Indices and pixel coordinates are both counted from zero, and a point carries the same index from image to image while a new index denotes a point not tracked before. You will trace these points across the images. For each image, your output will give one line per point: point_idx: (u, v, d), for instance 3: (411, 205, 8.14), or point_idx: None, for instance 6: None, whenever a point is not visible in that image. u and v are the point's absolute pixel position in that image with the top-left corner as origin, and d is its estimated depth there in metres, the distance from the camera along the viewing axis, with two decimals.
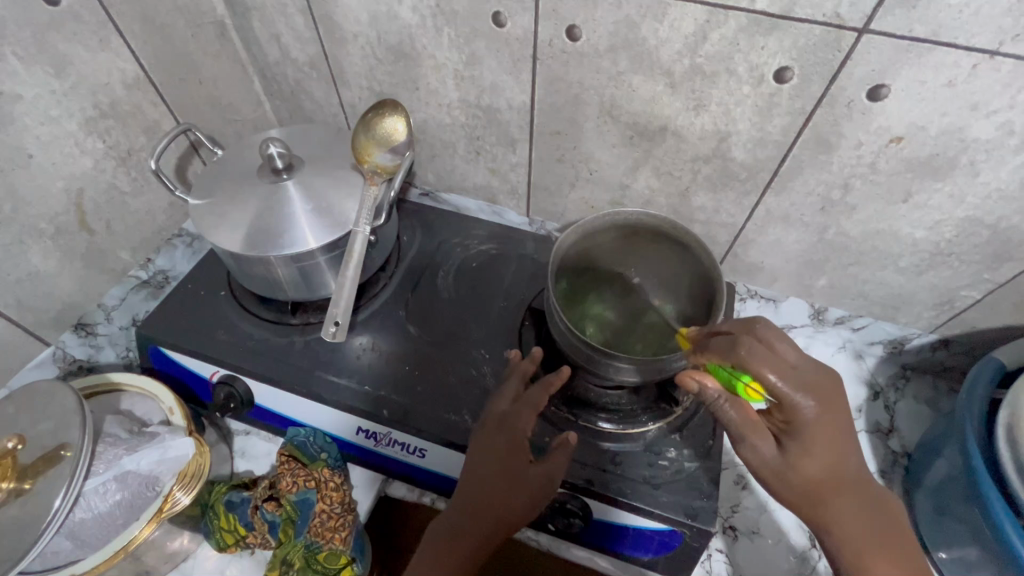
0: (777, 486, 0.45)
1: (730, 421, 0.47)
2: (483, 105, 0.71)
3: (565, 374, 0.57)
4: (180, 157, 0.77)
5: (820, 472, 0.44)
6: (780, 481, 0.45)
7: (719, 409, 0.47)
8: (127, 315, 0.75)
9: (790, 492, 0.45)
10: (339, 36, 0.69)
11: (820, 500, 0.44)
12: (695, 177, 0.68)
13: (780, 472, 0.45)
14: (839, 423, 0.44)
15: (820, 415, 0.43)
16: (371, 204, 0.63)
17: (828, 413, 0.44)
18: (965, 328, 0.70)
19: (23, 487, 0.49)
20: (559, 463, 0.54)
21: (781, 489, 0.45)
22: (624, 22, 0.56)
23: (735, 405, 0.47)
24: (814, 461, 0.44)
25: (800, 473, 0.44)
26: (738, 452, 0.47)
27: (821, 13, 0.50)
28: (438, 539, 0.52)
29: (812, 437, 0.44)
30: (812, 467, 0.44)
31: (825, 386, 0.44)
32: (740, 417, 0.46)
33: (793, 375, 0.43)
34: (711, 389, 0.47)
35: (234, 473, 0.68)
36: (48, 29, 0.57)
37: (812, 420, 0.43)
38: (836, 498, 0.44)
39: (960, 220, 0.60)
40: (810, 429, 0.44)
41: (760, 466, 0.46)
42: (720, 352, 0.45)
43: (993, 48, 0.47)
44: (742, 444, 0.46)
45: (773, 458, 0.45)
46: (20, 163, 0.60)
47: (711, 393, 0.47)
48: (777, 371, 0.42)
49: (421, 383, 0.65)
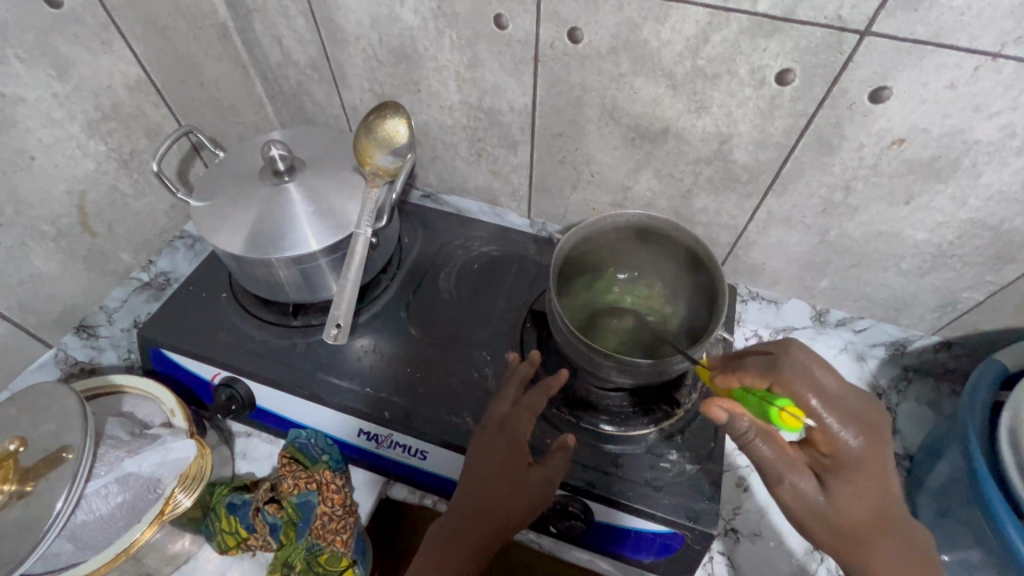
0: (815, 526, 0.46)
1: (764, 453, 0.46)
2: (484, 107, 0.71)
3: (565, 376, 0.57)
4: (182, 159, 0.77)
5: (859, 512, 0.45)
6: (820, 522, 0.45)
7: (751, 445, 0.46)
8: (129, 317, 0.75)
9: (828, 532, 0.45)
10: (340, 38, 0.69)
11: (859, 541, 0.45)
12: (696, 179, 0.68)
13: (822, 513, 0.45)
14: (879, 456, 0.45)
15: (864, 452, 0.45)
16: (373, 206, 0.63)
17: (871, 448, 0.45)
18: (967, 330, 0.70)
19: (25, 489, 0.50)
20: (558, 464, 0.54)
21: (820, 531, 0.46)
22: (626, 24, 0.56)
23: (771, 443, 0.46)
24: (855, 501, 0.44)
25: (841, 514, 0.45)
26: (775, 494, 0.46)
27: (823, 16, 0.50)
28: (440, 547, 0.51)
29: (855, 475, 0.45)
30: (853, 507, 0.45)
31: (867, 419, 0.46)
32: (777, 455, 0.45)
33: (837, 405, 0.45)
34: (742, 419, 0.45)
35: (236, 475, 0.68)
36: (50, 31, 0.57)
37: (855, 457, 0.44)
38: (873, 537, 0.45)
39: (962, 222, 0.60)
40: (854, 466, 0.45)
41: (800, 508, 0.46)
42: (759, 372, 0.46)
43: (995, 50, 0.47)
44: (781, 486, 0.46)
45: (815, 501, 0.45)
46: (22, 165, 0.60)
47: (743, 426, 0.45)
48: (818, 395, 0.44)
49: (423, 385, 0.65)
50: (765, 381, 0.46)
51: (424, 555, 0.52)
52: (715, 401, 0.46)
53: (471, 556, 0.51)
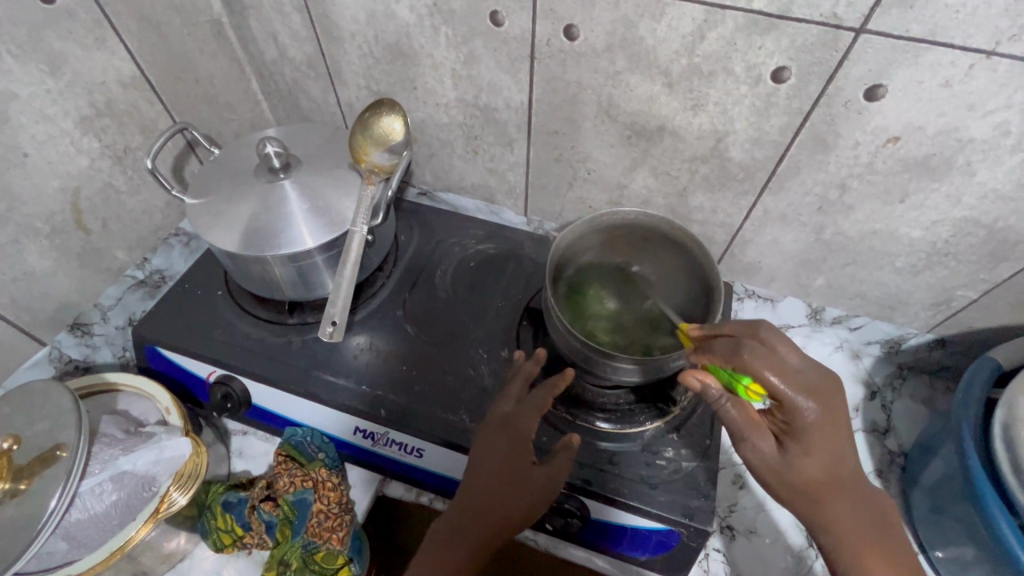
0: (776, 484, 0.46)
1: (730, 418, 0.47)
2: (480, 104, 0.71)
3: (570, 375, 0.57)
4: (177, 156, 0.76)
5: (820, 474, 0.45)
6: (780, 481, 0.46)
7: (721, 410, 0.47)
8: (123, 315, 0.75)
9: (787, 491, 0.46)
10: (336, 35, 0.69)
11: (817, 500, 0.45)
12: (692, 177, 0.68)
13: (782, 473, 0.46)
14: (838, 425, 0.45)
15: (824, 420, 0.44)
16: (369, 203, 0.63)
17: (831, 416, 0.44)
18: (962, 327, 0.71)
19: (18, 487, 0.49)
20: (563, 464, 0.53)
21: (780, 489, 0.46)
22: (622, 21, 0.56)
23: (737, 406, 0.47)
24: (814, 464, 0.45)
25: (801, 475, 0.45)
26: (738, 452, 0.47)
27: (818, 13, 0.50)
28: (439, 541, 0.52)
29: (815, 441, 0.44)
30: (813, 469, 0.45)
31: (828, 389, 0.45)
32: (741, 418, 0.46)
33: (794, 378, 0.44)
34: (713, 390, 0.47)
35: (231, 473, 0.68)
36: (43, 27, 0.57)
37: (815, 425, 0.44)
38: (831, 497, 0.45)
39: (957, 220, 0.60)
40: (814, 433, 0.44)
41: (761, 466, 0.46)
42: (721, 353, 0.45)
43: (990, 49, 0.47)
44: (742, 445, 0.47)
45: (776, 460, 0.46)
46: (15, 162, 0.59)
47: (713, 393, 0.47)
48: (779, 373, 0.43)
49: (418, 382, 0.65)
50: (727, 362, 0.45)
51: (424, 553, 0.52)
52: (691, 371, 0.48)
53: (471, 553, 0.51)
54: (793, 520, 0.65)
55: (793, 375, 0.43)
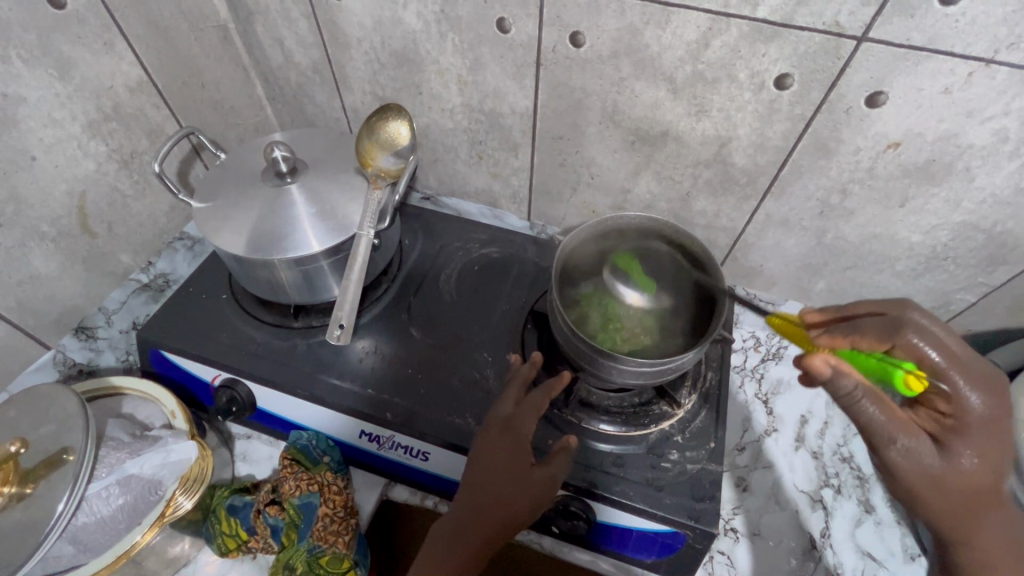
0: (927, 494, 0.43)
1: (874, 421, 0.42)
2: (486, 110, 0.71)
3: (566, 378, 0.58)
4: (183, 160, 0.77)
5: (979, 479, 0.43)
6: (932, 488, 0.43)
7: (856, 407, 0.41)
8: (127, 319, 0.74)
9: (942, 502, 0.43)
10: (343, 40, 0.70)
11: (974, 512, 0.43)
12: (695, 182, 0.69)
13: (939, 479, 0.42)
14: (1001, 429, 0.42)
15: (989, 418, 0.42)
16: (376, 207, 0.63)
17: (993, 420, 0.42)
18: (960, 330, 0.72)
19: (25, 491, 0.49)
20: (560, 464, 0.54)
21: (933, 500, 0.43)
22: (627, 29, 0.57)
23: (878, 404, 0.41)
24: (976, 465, 0.42)
25: (960, 482, 0.43)
26: (885, 455, 0.43)
27: (821, 22, 0.51)
28: (446, 539, 0.52)
29: (978, 438, 0.42)
30: (974, 473, 0.42)
31: (996, 385, 0.43)
32: (885, 418, 0.42)
33: (967, 368, 0.43)
34: (846, 377, 0.40)
35: (235, 477, 0.68)
36: (52, 31, 0.57)
37: (983, 421, 0.42)
38: (989, 512, 0.44)
39: (956, 225, 0.61)
40: (977, 430, 0.42)
41: (917, 470, 0.43)
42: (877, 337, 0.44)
43: (988, 57, 0.48)
44: (893, 446, 0.42)
45: (937, 466, 0.42)
46: (23, 166, 0.59)
47: (849, 383, 0.40)
48: (938, 348, 0.43)
49: (424, 385, 0.65)
50: (883, 344, 0.44)
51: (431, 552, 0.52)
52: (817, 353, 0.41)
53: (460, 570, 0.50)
54: (798, 522, 0.66)
55: (963, 366, 0.42)
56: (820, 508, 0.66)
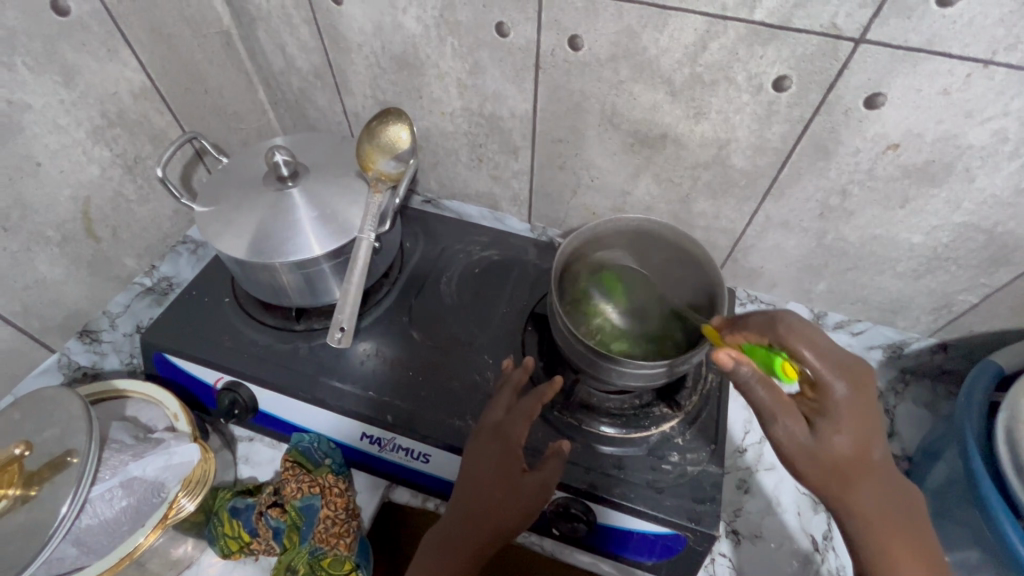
0: (808, 468, 0.45)
1: (760, 403, 0.45)
2: (485, 113, 0.72)
3: (558, 383, 0.57)
4: (186, 165, 0.77)
5: (852, 454, 0.45)
6: (811, 461, 0.45)
7: (750, 389, 0.45)
8: (131, 322, 0.75)
9: (821, 476, 0.45)
10: (343, 45, 0.70)
11: (853, 484, 0.45)
12: (695, 183, 0.69)
13: (815, 453, 0.45)
14: (868, 408, 0.45)
15: (855, 398, 0.45)
16: (376, 211, 0.64)
17: (861, 396, 0.45)
18: (962, 332, 0.71)
19: (29, 494, 0.50)
20: (552, 470, 0.54)
21: (812, 474, 0.45)
22: (625, 32, 0.57)
23: (766, 387, 0.45)
24: (851, 440, 0.45)
25: (831, 456, 0.45)
26: (770, 431, 0.46)
27: (818, 24, 0.51)
28: (432, 548, 0.52)
29: (846, 415, 0.45)
30: (843, 448, 0.45)
31: (858, 371, 0.46)
32: (772, 400, 0.45)
33: (829, 356, 0.45)
34: (744, 368, 0.44)
35: (238, 479, 0.68)
36: (58, 38, 0.58)
37: (846, 401, 0.45)
38: (867, 484, 0.45)
39: (957, 226, 0.61)
40: (845, 411, 0.45)
41: (791, 445, 0.45)
42: (759, 329, 0.48)
43: (986, 58, 0.48)
44: (776, 423, 0.45)
45: (807, 439, 0.45)
46: (28, 171, 0.60)
47: (745, 372, 0.44)
48: (811, 347, 0.45)
49: (425, 388, 0.65)
50: (763, 337, 0.47)
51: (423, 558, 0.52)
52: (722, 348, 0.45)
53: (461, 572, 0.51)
54: (800, 524, 0.65)
55: (831, 355, 0.45)
56: (822, 510, 0.66)
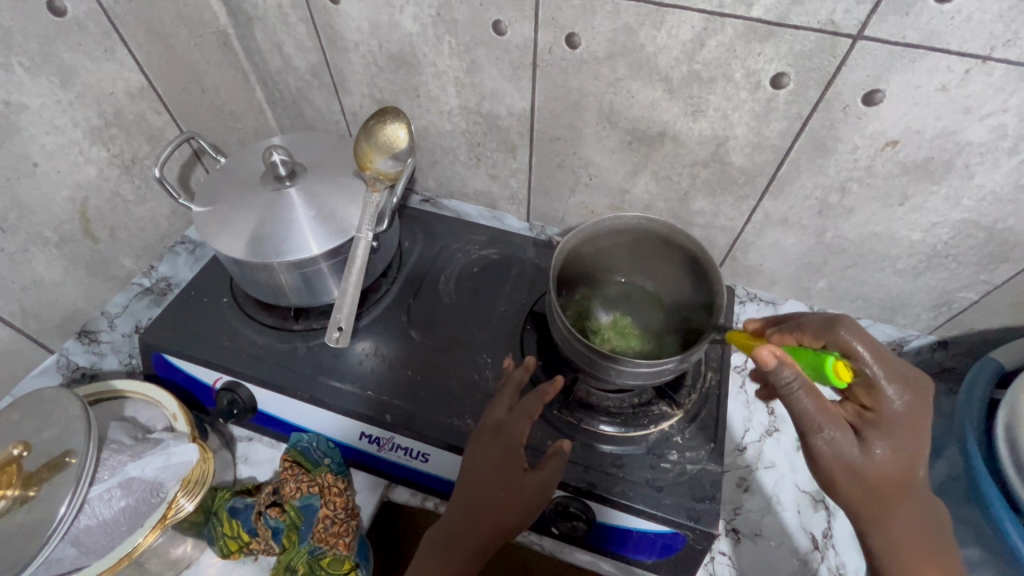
0: (845, 480, 0.46)
1: (804, 411, 0.45)
2: (483, 111, 0.71)
3: (560, 384, 0.57)
4: (184, 165, 0.77)
5: (890, 469, 0.46)
6: (849, 475, 0.46)
7: (792, 397, 0.44)
8: (130, 322, 0.75)
9: (858, 491, 0.46)
10: (341, 44, 0.70)
11: (886, 501, 0.46)
12: (694, 181, 0.69)
13: (854, 466, 0.46)
14: (917, 425, 0.47)
15: (907, 413, 0.46)
16: (374, 210, 0.64)
17: (914, 412, 0.47)
18: (963, 329, 0.71)
19: (28, 494, 0.50)
20: (552, 469, 0.53)
21: (847, 485, 0.46)
22: (622, 29, 0.57)
23: (810, 396, 0.44)
24: (895, 456, 0.46)
25: (871, 472, 0.46)
26: (812, 442, 0.46)
27: (816, 21, 0.51)
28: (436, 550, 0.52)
29: (895, 428, 0.46)
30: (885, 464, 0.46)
31: (914, 385, 0.47)
32: (816, 408, 0.45)
33: (890, 365, 0.47)
34: (787, 370, 0.43)
35: (237, 479, 0.68)
36: (55, 39, 0.58)
37: (898, 414, 0.46)
38: (899, 502, 0.47)
39: (956, 223, 0.61)
40: (896, 423, 0.46)
41: (832, 457, 0.46)
42: (814, 331, 0.49)
43: (985, 54, 0.48)
44: (819, 435, 0.45)
45: (851, 452, 0.45)
46: (25, 172, 0.60)
47: (787, 376, 0.44)
48: (869, 348, 0.47)
49: (423, 387, 0.65)
50: (818, 340, 0.49)
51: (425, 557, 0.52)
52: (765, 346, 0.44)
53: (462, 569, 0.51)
54: (800, 522, 0.65)
55: (891, 364, 0.47)
56: (822, 508, 0.66)
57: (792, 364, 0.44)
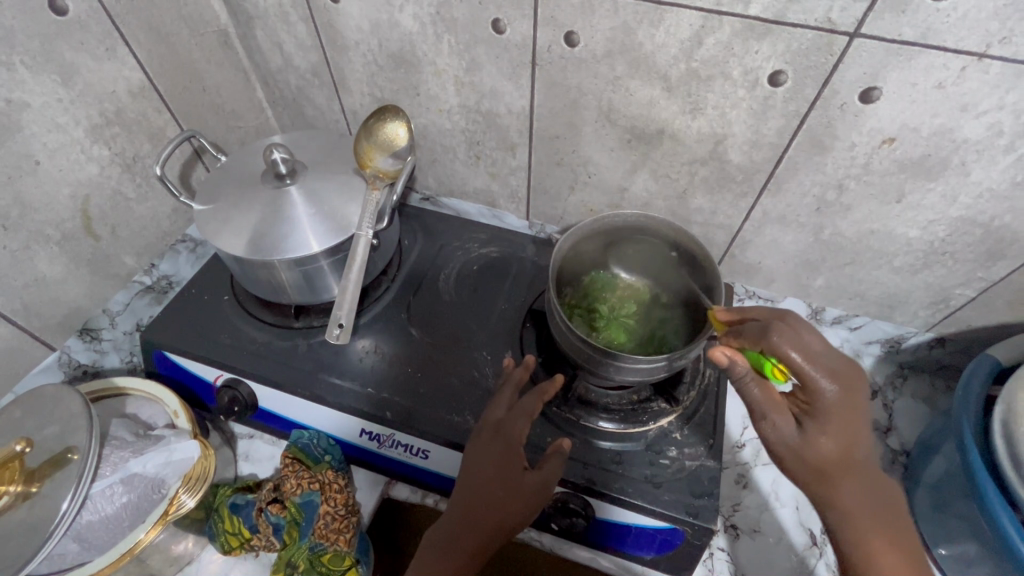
0: (796, 465, 0.47)
1: (753, 399, 0.47)
2: (482, 110, 0.72)
3: (560, 383, 0.58)
4: (185, 164, 0.78)
5: (839, 455, 0.46)
6: (794, 459, 0.47)
7: (743, 387, 0.47)
8: (132, 320, 0.76)
9: (805, 474, 0.46)
10: (341, 43, 0.70)
11: (834, 484, 0.46)
12: (692, 179, 0.69)
13: (802, 452, 0.46)
14: (857, 412, 0.45)
15: (846, 403, 0.45)
16: (374, 208, 0.64)
17: (851, 401, 0.45)
18: (960, 326, 0.71)
19: (31, 490, 0.50)
20: (553, 468, 0.54)
21: (794, 467, 0.47)
22: (621, 28, 0.58)
23: (758, 386, 0.47)
24: (836, 441, 0.45)
25: (814, 457, 0.46)
26: (757, 428, 0.48)
27: (813, 19, 0.51)
28: (435, 550, 0.52)
29: (833, 417, 0.45)
30: (829, 450, 0.45)
31: (851, 374, 0.46)
32: (764, 396, 0.47)
33: (822, 360, 0.45)
34: (741, 366, 0.46)
35: (238, 476, 0.69)
36: (56, 38, 0.58)
37: (834, 405, 0.45)
38: (848, 484, 0.46)
39: (953, 220, 0.61)
40: (832, 413, 0.45)
41: (776, 441, 0.47)
42: (749, 335, 0.47)
43: (981, 51, 0.48)
44: (762, 421, 0.47)
45: (791, 436, 0.46)
46: (28, 170, 0.60)
47: (741, 370, 0.46)
48: (799, 348, 0.44)
49: (423, 384, 0.65)
50: (755, 345, 0.46)
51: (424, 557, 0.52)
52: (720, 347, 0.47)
53: (464, 568, 0.51)
54: (797, 518, 0.66)
55: (823, 360, 0.45)
56: None
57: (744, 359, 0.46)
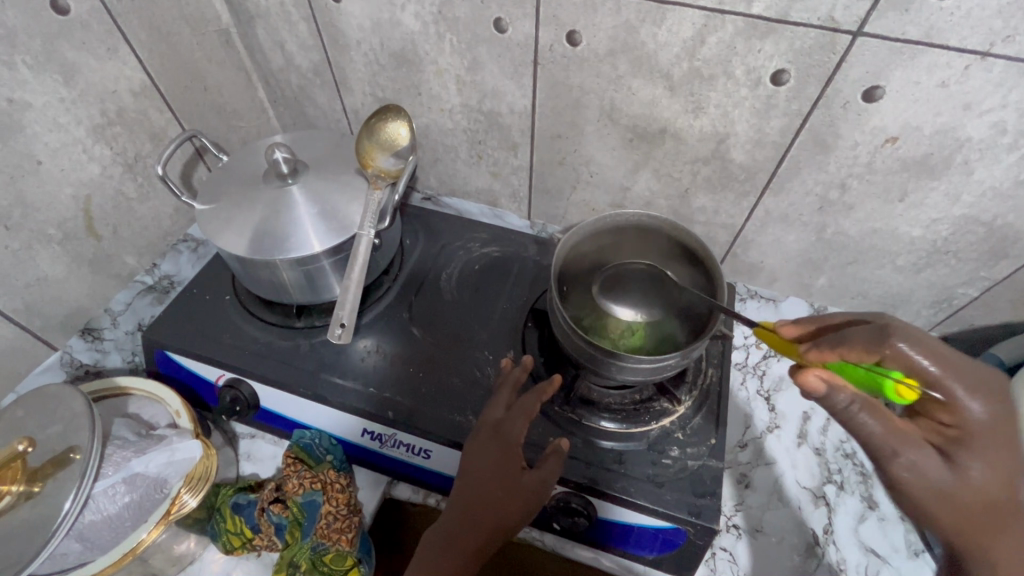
0: (939, 511, 0.41)
1: (871, 434, 0.41)
2: (484, 109, 0.72)
3: (559, 383, 0.58)
4: (186, 163, 0.78)
5: (992, 491, 0.41)
6: (941, 502, 0.41)
7: (855, 420, 0.41)
8: (133, 320, 0.76)
9: (955, 520, 0.41)
10: (342, 42, 0.70)
11: (993, 529, 0.41)
12: (694, 178, 0.69)
13: (947, 492, 0.41)
14: (1013, 437, 0.42)
15: (996, 425, 0.42)
16: (376, 207, 0.64)
17: (1001, 422, 0.42)
18: (963, 326, 0.71)
19: (33, 490, 0.50)
20: (552, 468, 0.54)
21: (946, 516, 0.41)
22: (624, 26, 0.57)
23: (875, 416, 0.41)
24: (988, 475, 0.41)
25: (968, 495, 0.41)
26: (892, 472, 0.41)
27: (816, 17, 0.51)
28: (435, 550, 0.52)
29: (984, 443, 0.41)
30: (983, 485, 0.41)
31: (991, 389, 0.43)
32: (884, 429, 0.41)
33: (959, 373, 0.43)
34: (840, 394, 0.41)
35: (240, 476, 0.68)
36: (58, 37, 0.58)
37: (985, 427, 0.42)
38: (1010, 529, 0.41)
39: (956, 219, 0.61)
40: (985, 437, 0.42)
41: (915, 485, 0.41)
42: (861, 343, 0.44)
43: (984, 50, 0.48)
44: (899, 462, 0.41)
45: (939, 477, 0.41)
46: (29, 170, 0.60)
47: (842, 399, 0.41)
48: (930, 357, 0.43)
49: (425, 384, 0.65)
50: (871, 353, 0.44)
51: (427, 554, 0.52)
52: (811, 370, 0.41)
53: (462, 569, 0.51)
54: (799, 518, 0.66)
55: (960, 372, 0.43)
56: (822, 505, 0.67)
57: (845, 385, 0.41)
